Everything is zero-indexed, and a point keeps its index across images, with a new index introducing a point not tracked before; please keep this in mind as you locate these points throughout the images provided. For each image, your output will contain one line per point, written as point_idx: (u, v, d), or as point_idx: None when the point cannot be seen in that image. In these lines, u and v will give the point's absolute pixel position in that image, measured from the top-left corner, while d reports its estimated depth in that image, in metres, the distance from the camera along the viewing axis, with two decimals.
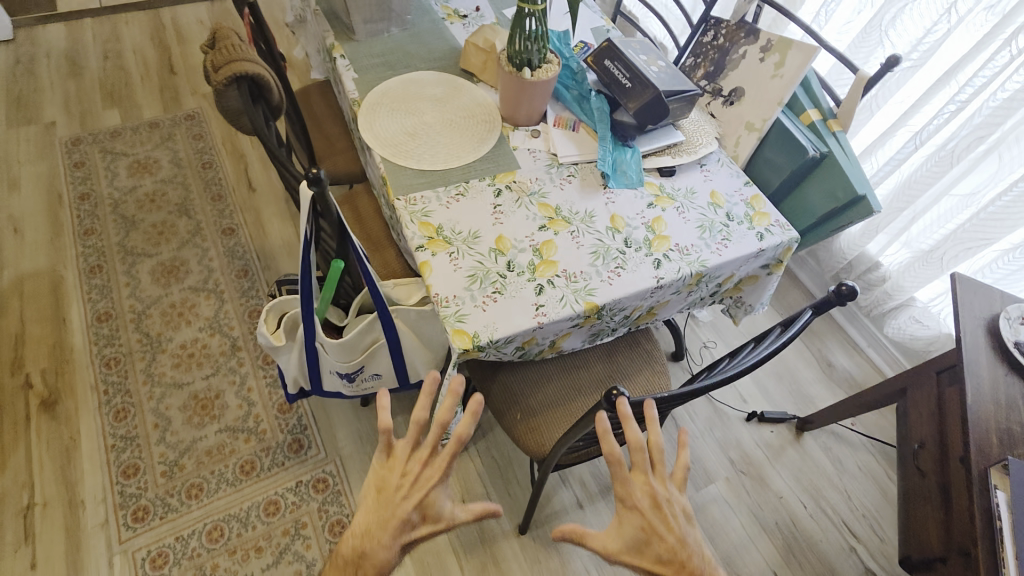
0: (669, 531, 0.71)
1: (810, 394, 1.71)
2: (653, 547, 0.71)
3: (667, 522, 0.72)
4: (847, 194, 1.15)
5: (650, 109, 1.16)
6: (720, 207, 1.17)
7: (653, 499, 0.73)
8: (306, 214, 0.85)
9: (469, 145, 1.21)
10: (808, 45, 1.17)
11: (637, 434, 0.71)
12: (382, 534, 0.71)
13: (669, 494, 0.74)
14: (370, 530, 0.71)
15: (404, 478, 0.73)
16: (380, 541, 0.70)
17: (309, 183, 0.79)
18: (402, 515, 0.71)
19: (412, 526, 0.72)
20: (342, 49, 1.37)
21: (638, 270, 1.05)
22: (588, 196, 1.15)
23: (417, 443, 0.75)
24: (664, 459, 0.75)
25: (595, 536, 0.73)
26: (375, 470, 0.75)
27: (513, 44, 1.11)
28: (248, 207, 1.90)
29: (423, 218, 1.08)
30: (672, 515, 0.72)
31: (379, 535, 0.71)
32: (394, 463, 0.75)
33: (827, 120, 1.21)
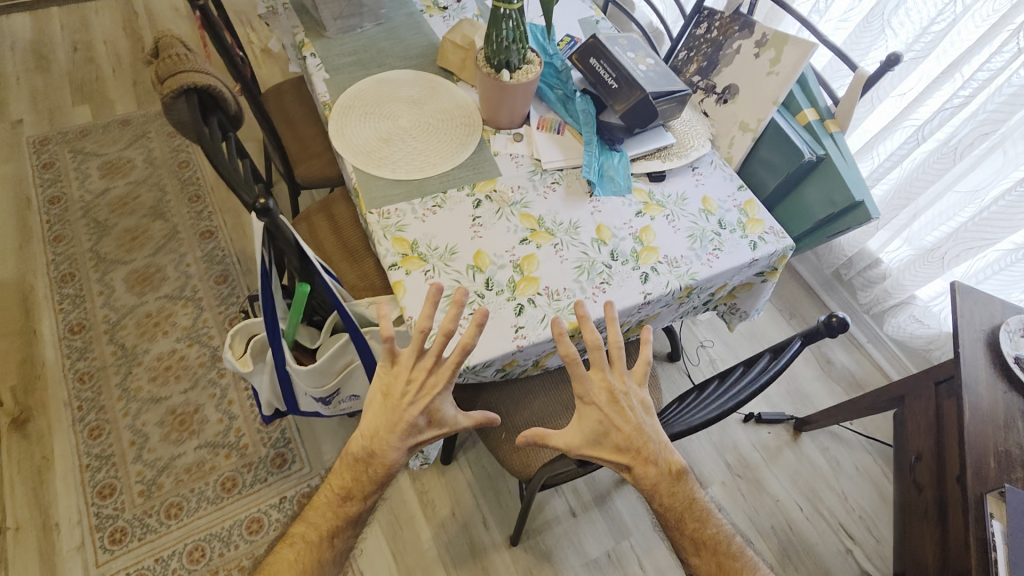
0: (626, 421, 0.78)
1: (809, 393, 1.67)
2: (612, 438, 0.78)
3: (624, 413, 0.79)
4: (844, 200, 1.08)
5: (636, 112, 1.09)
6: (712, 214, 1.12)
7: (610, 394, 0.79)
8: (261, 239, 0.80)
9: (447, 151, 1.14)
10: (805, 41, 1.10)
11: (596, 335, 0.78)
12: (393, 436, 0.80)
13: (625, 387, 0.81)
14: (380, 431, 0.80)
15: (410, 384, 0.80)
16: (392, 442, 0.79)
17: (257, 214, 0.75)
18: (409, 419, 0.80)
19: (420, 430, 0.81)
20: (313, 46, 1.29)
21: (624, 286, 1.00)
22: (573, 205, 1.09)
23: (421, 349, 0.80)
24: (622, 356, 0.80)
25: (559, 434, 0.79)
26: (378, 377, 0.82)
27: (493, 43, 1.04)
28: (226, 208, 1.83)
29: (398, 233, 1.02)
30: (628, 407, 0.79)
31: (387, 436, 0.80)
32: (398, 371, 0.81)
33: (825, 120, 1.14)
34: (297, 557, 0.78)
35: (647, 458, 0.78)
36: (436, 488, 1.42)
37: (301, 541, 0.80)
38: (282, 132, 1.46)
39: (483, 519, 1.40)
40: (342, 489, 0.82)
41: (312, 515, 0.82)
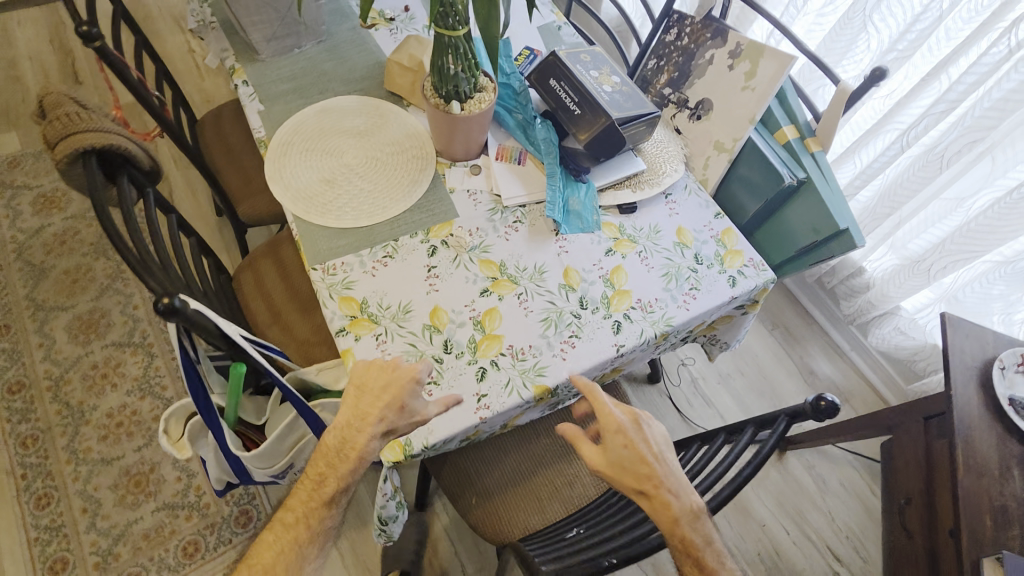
0: (650, 448, 0.72)
1: (793, 408, 1.67)
2: (633, 466, 0.71)
3: (648, 441, 0.72)
4: (828, 228, 1.00)
5: (603, 140, 0.99)
6: (687, 247, 1.04)
7: (635, 419, 0.74)
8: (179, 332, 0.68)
9: (398, 191, 1.04)
10: (784, 53, 1.00)
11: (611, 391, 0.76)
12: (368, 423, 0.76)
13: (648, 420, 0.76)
14: (351, 423, 0.77)
15: (383, 375, 0.78)
16: (365, 429, 0.76)
17: (165, 311, 0.62)
18: (380, 410, 0.76)
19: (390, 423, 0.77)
20: (245, 72, 1.16)
21: (595, 338, 0.92)
22: (537, 246, 1.00)
23: None
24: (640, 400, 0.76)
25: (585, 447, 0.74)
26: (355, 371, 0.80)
27: (439, 73, 0.91)
28: None
29: (345, 292, 0.92)
30: (652, 435, 0.73)
31: (361, 425, 0.76)
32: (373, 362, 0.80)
33: (805, 138, 1.05)
34: (274, 540, 0.75)
35: (667, 489, 0.70)
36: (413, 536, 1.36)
37: (281, 532, 0.76)
38: (222, 163, 1.33)
39: (462, 566, 1.34)
40: (313, 478, 0.77)
41: (290, 499, 0.78)
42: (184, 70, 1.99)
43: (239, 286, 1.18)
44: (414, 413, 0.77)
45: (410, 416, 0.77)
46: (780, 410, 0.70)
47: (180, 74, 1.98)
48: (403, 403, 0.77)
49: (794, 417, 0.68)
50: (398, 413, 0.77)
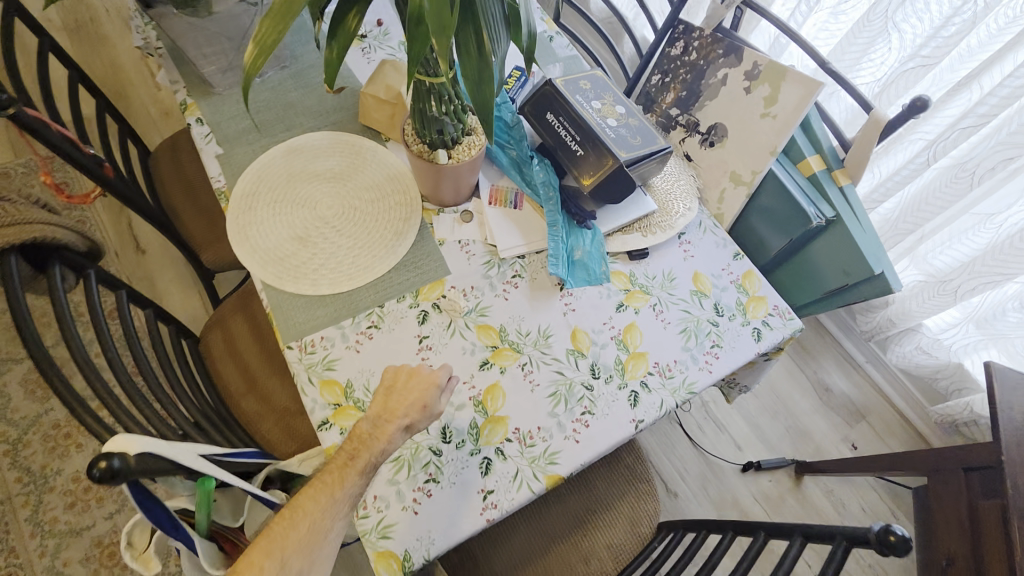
0: None
1: (807, 427, 1.61)
2: None
3: None
4: (861, 273, 0.91)
5: (610, 184, 0.88)
6: (706, 296, 0.94)
7: None
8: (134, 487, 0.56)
9: (381, 247, 0.92)
10: (810, 78, 0.89)
11: None
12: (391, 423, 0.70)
13: None
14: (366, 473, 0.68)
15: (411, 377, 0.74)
16: None
17: (105, 476, 0.50)
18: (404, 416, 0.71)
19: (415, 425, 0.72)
20: (198, 108, 1.00)
21: (611, 413, 0.82)
22: (540, 305, 0.90)
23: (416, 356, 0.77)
24: None
25: None
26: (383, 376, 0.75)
27: (421, 118, 0.79)
28: (140, 276, 1.59)
29: (326, 374, 0.81)
30: None
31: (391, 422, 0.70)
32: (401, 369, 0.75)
33: (832, 169, 0.94)
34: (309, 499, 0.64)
35: None
36: None
37: (319, 489, 0.65)
38: (179, 204, 1.18)
39: None
40: (354, 444, 0.69)
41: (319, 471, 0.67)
42: (137, 82, 1.81)
43: (208, 351, 1.06)
44: (433, 412, 0.72)
45: (424, 410, 0.72)
46: (838, 530, 0.64)
47: (132, 86, 1.80)
48: (423, 400, 0.72)
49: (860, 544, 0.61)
50: (421, 412, 0.72)
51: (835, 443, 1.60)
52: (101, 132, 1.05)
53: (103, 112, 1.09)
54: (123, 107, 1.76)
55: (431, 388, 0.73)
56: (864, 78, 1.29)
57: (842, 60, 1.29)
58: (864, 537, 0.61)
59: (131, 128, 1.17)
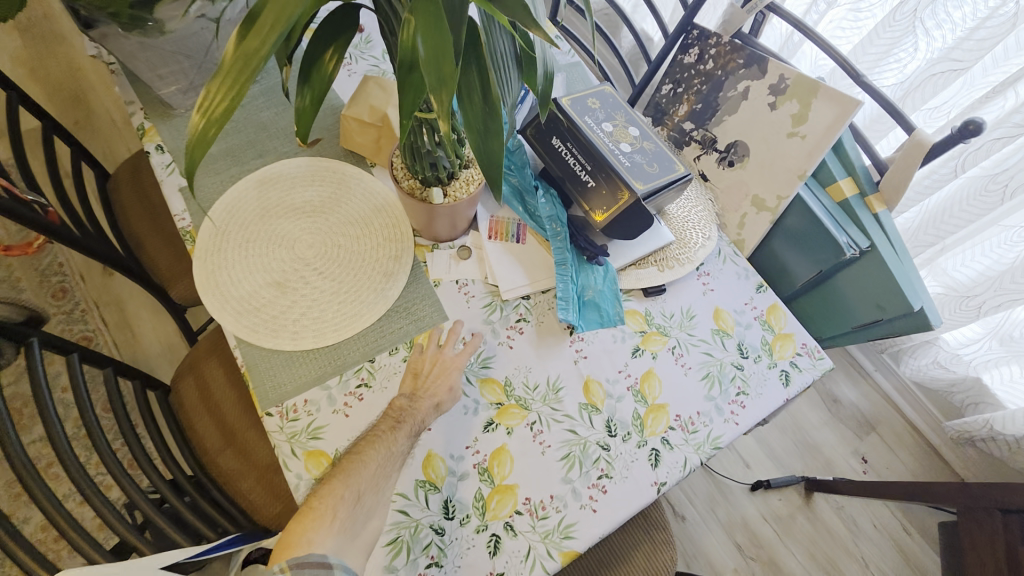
0: None
1: (817, 442, 1.55)
2: None
3: None
4: (897, 308, 0.84)
5: (625, 219, 0.78)
6: (728, 335, 0.86)
7: None
8: None
9: (368, 291, 0.82)
10: (846, 96, 0.80)
11: None
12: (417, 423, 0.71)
13: None
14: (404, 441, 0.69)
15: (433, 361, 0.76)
16: None
17: None
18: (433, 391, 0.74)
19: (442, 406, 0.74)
20: (158, 133, 0.89)
21: (630, 476, 0.74)
22: (548, 352, 0.81)
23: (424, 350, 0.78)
24: None
25: None
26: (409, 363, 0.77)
27: (413, 153, 0.69)
28: (108, 299, 1.48)
29: (311, 444, 0.72)
30: None
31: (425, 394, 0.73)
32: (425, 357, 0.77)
33: (865, 194, 0.86)
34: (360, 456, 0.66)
35: None
36: None
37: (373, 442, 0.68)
38: (143, 233, 1.07)
39: None
40: (393, 414, 0.71)
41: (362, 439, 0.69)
42: (99, 86, 1.67)
43: (180, 401, 0.96)
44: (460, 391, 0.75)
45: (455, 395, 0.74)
46: None
47: (93, 91, 1.66)
48: (452, 379, 0.75)
49: None
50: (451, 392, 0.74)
51: (845, 457, 1.55)
52: (49, 159, 0.93)
53: (50, 135, 0.97)
54: (84, 115, 1.62)
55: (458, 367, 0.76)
56: (885, 81, 1.21)
57: (862, 60, 1.20)
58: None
59: (85, 150, 1.05)
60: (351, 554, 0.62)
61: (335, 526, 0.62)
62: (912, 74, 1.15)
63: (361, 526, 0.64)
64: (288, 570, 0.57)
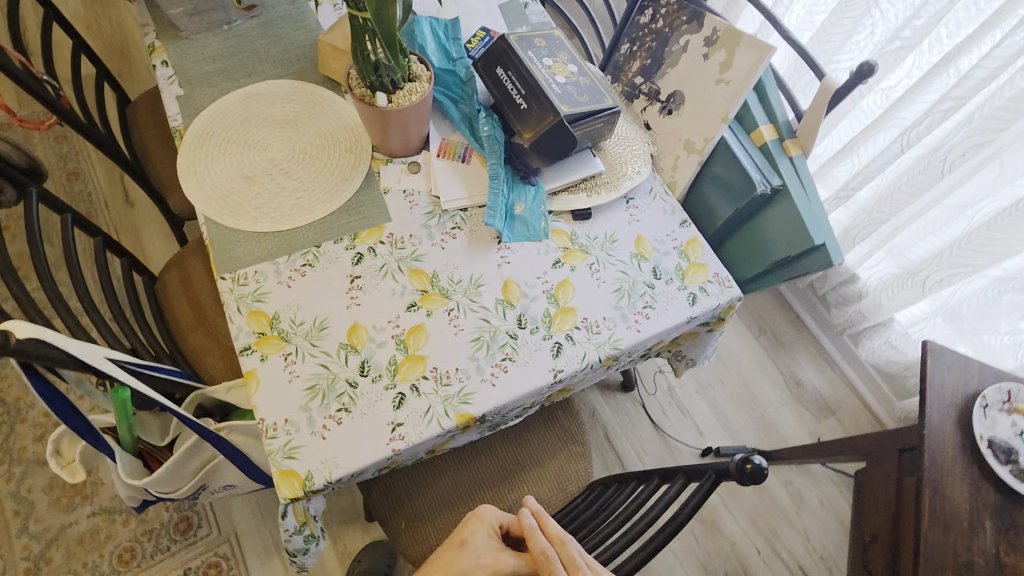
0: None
1: (773, 420, 1.56)
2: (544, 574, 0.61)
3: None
4: (803, 244, 0.90)
5: (551, 140, 0.88)
6: (646, 259, 0.93)
7: None
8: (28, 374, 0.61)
9: (327, 189, 0.94)
10: (760, 42, 0.89)
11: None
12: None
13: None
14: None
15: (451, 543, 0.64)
16: None
17: None
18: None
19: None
20: (165, 50, 1.04)
21: (531, 361, 0.82)
22: (475, 256, 0.90)
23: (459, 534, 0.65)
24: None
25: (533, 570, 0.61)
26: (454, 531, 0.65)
27: (360, 59, 0.80)
28: (125, 225, 1.65)
29: (255, 304, 0.83)
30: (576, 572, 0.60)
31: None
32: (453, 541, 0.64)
33: (785, 140, 0.93)
34: None
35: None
36: (359, 544, 1.34)
37: None
38: (152, 149, 1.22)
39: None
40: None
41: None
42: (141, 44, 1.87)
43: (163, 288, 1.09)
44: (478, 545, 0.63)
45: (488, 554, 0.63)
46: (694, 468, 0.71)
47: (136, 45, 1.86)
48: (459, 536, 0.64)
49: (691, 475, 0.73)
50: (459, 549, 0.63)
51: (800, 436, 1.55)
52: (75, 71, 1.09)
53: (79, 52, 1.13)
54: (124, 66, 1.83)
55: (481, 526, 0.64)
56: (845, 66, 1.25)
57: (819, 44, 1.26)
58: (726, 469, 0.66)
59: (108, 73, 1.21)
60: None
61: None
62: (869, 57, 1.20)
63: None
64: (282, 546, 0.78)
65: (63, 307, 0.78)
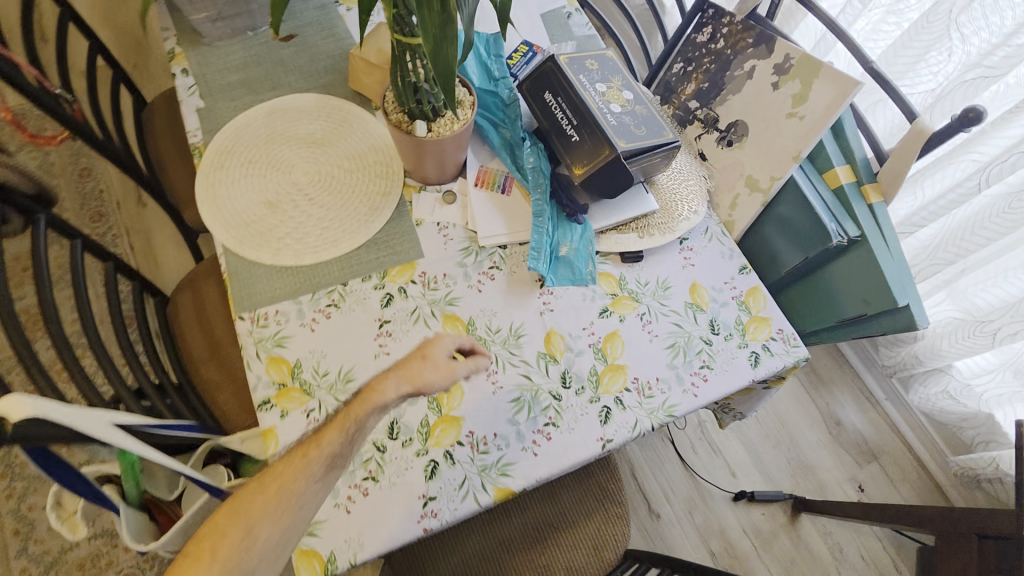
0: None
1: (812, 463, 1.47)
2: None
3: None
4: (883, 303, 0.81)
5: (605, 177, 0.79)
6: (702, 310, 0.84)
7: None
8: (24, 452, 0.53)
9: (355, 219, 0.85)
10: (845, 76, 0.78)
11: None
12: (386, 376, 0.64)
13: None
14: None
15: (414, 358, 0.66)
16: (258, 507, 0.58)
17: None
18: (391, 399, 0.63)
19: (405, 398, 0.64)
20: (186, 57, 0.96)
21: (576, 428, 0.75)
22: (516, 302, 0.82)
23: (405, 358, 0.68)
24: None
25: None
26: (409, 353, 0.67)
27: (397, 84, 0.71)
28: (137, 228, 1.58)
29: (275, 350, 0.75)
30: None
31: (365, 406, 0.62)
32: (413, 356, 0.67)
33: (863, 184, 0.84)
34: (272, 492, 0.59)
35: None
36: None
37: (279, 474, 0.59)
38: (168, 158, 1.14)
39: None
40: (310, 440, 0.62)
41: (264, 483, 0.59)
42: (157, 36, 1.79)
43: (175, 312, 1.01)
44: (437, 360, 0.66)
45: (443, 369, 0.65)
46: None
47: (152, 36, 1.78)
48: (424, 352, 0.66)
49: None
50: (421, 362, 0.65)
51: (839, 482, 1.46)
52: (88, 76, 1.01)
53: (94, 54, 1.05)
54: (140, 59, 1.75)
55: (442, 340, 0.67)
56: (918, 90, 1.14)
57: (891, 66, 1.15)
58: None
59: (124, 76, 1.13)
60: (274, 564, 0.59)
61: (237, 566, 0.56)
62: (945, 82, 1.09)
63: (285, 546, 0.59)
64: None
65: (68, 350, 0.71)
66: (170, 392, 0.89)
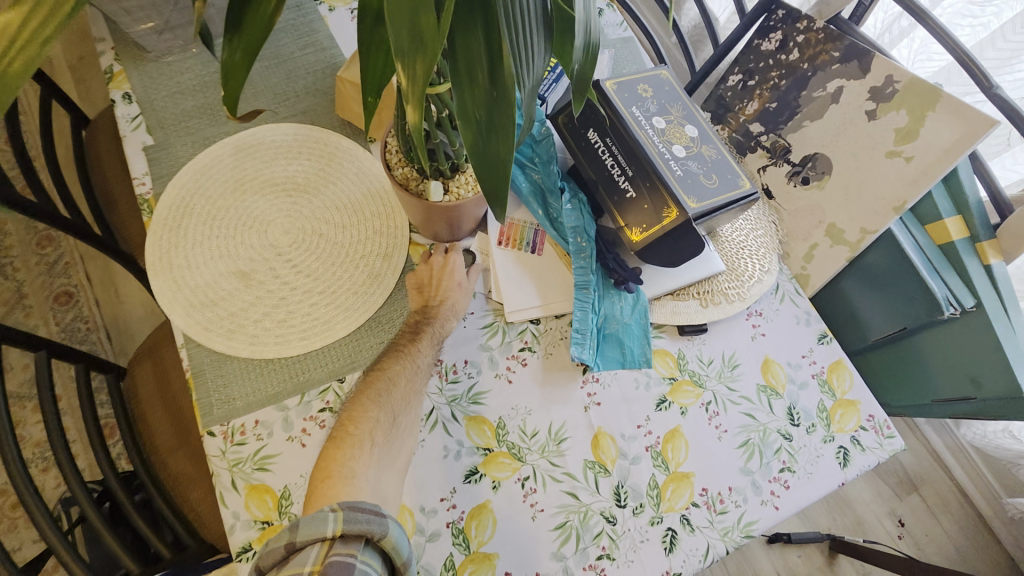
0: None
1: (850, 497, 1.37)
2: None
3: None
4: (1000, 388, 0.67)
5: (668, 242, 0.63)
6: (778, 395, 0.70)
7: None
8: None
9: (350, 291, 0.68)
10: (974, 112, 0.61)
11: None
12: (434, 306, 0.66)
13: None
14: None
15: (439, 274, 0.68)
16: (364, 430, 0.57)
17: None
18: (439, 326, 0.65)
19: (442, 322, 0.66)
20: (127, 79, 0.76)
21: (636, 561, 0.61)
22: (554, 395, 0.67)
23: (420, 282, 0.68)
24: None
25: None
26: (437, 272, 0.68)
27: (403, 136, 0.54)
28: (94, 254, 1.36)
29: (255, 476, 0.59)
30: None
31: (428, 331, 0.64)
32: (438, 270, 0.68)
33: (979, 242, 0.68)
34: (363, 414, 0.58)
35: None
36: None
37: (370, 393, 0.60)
38: (116, 191, 0.94)
39: None
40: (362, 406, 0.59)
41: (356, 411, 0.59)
42: None
43: (132, 388, 0.84)
44: (456, 276, 0.68)
45: (464, 289, 0.68)
46: None
47: None
48: (450, 271, 0.68)
49: None
50: (453, 284, 0.68)
51: (880, 518, 1.36)
52: None
53: None
54: None
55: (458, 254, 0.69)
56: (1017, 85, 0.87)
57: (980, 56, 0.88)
58: None
59: None
60: (392, 480, 0.57)
61: (375, 453, 0.56)
62: None
63: (398, 448, 0.59)
64: (340, 510, 0.45)
65: None
66: (125, 511, 0.69)
